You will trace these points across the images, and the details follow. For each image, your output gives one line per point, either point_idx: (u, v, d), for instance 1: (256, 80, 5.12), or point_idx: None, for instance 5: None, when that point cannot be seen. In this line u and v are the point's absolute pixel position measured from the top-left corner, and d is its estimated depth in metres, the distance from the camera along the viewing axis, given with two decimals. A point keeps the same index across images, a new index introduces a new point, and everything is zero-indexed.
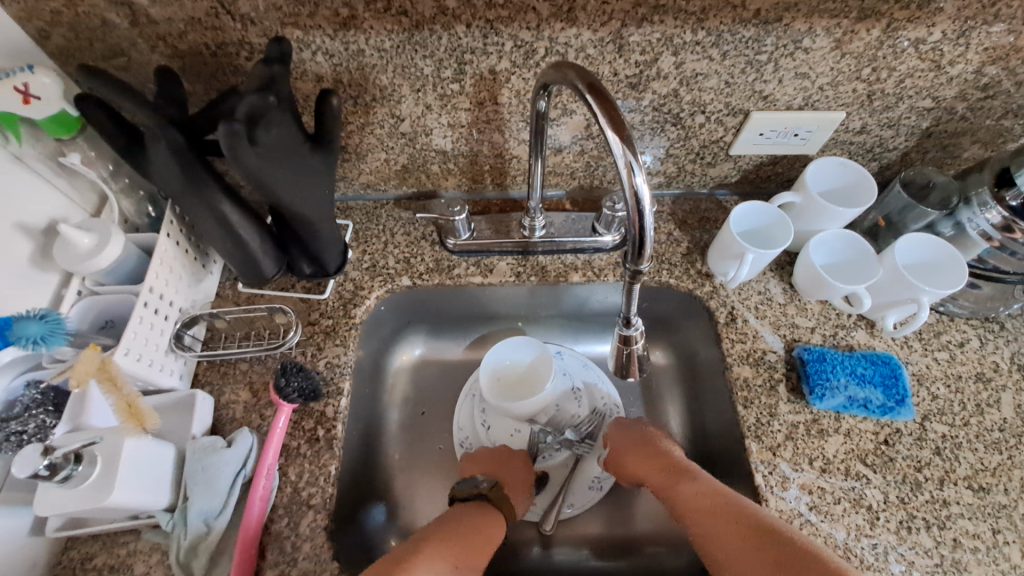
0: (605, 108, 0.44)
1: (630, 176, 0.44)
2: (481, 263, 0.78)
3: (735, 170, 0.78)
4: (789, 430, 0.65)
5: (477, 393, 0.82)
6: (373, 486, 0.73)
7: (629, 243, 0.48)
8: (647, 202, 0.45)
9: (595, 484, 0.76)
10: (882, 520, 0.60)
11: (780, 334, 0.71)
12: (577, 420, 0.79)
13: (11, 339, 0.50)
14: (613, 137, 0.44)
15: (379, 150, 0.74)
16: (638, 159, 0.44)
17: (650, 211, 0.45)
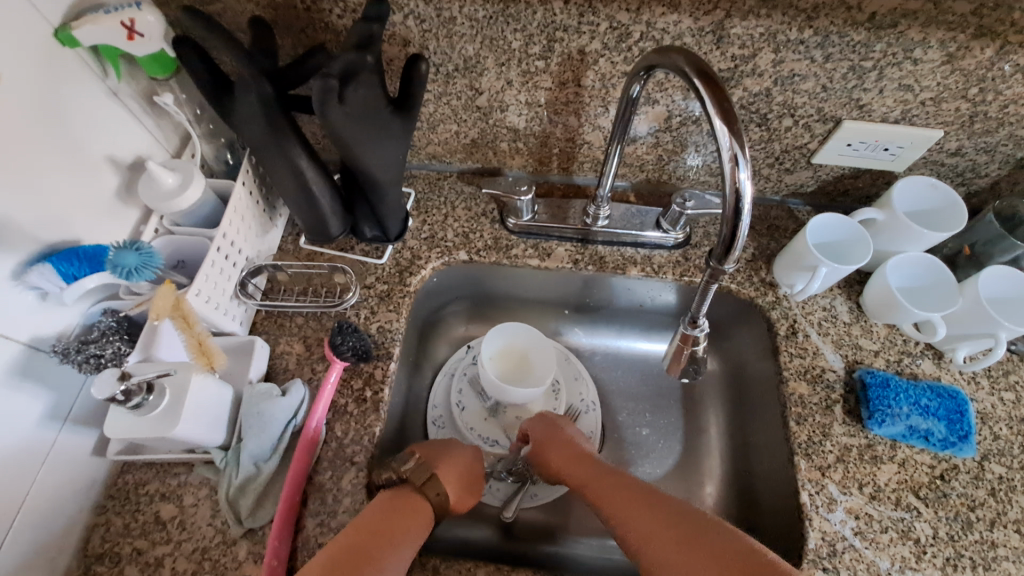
0: (715, 93, 0.44)
1: (734, 170, 0.43)
2: (539, 246, 0.78)
3: (813, 179, 0.76)
4: (841, 452, 0.63)
5: (457, 372, 0.81)
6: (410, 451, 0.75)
7: (717, 240, 0.46)
8: (748, 200, 0.44)
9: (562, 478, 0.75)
10: (929, 556, 0.58)
11: (841, 353, 0.68)
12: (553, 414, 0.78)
13: (108, 266, 0.52)
14: (721, 127, 0.43)
15: (451, 121, 0.74)
16: (744, 154, 0.43)
17: (748, 210, 0.44)
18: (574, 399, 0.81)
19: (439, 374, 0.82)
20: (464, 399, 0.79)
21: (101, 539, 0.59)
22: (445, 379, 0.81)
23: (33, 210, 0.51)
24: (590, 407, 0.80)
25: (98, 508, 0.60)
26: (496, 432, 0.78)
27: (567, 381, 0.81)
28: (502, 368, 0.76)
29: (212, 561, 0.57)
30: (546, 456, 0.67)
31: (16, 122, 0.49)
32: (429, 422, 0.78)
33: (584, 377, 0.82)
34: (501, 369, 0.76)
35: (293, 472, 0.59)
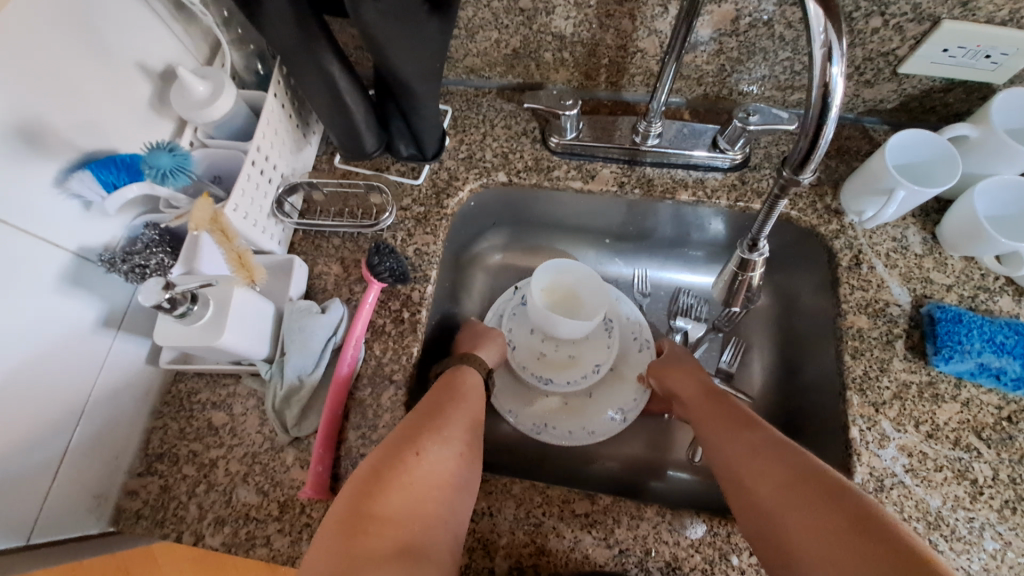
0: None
1: (825, 66, 0.38)
2: (583, 168, 0.73)
3: (896, 94, 0.67)
4: (898, 388, 0.59)
5: (505, 312, 0.78)
6: None
7: (793, 150, 0.42)
8: (838, 99, 0.38)
9: (619, 414, 0.72)
10: (985, 497, 0.55)
11: (908, 287, 0.63)
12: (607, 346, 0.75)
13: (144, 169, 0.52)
14: (816, 12, 0.37)
15: (492, 28, 0.68)
16: (840, 46, 0.38)
17: (836, 113, 0.39)
18: (627, 339, 0.77)
19: (488, 317, 0.78)
20: (513, 338, 0.76)
21: (159, 441, 0.62)
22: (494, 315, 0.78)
23: (69, 116, 0.50)
24: (644, 347, 0.76)
25: (155, 413, 0.63)
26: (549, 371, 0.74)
27: (619, 319, 0.78)
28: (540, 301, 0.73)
29: (262, 464, 0.60)
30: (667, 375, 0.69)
31: (44, 16, 0.46)
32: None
33: (637, 316, 0.78)
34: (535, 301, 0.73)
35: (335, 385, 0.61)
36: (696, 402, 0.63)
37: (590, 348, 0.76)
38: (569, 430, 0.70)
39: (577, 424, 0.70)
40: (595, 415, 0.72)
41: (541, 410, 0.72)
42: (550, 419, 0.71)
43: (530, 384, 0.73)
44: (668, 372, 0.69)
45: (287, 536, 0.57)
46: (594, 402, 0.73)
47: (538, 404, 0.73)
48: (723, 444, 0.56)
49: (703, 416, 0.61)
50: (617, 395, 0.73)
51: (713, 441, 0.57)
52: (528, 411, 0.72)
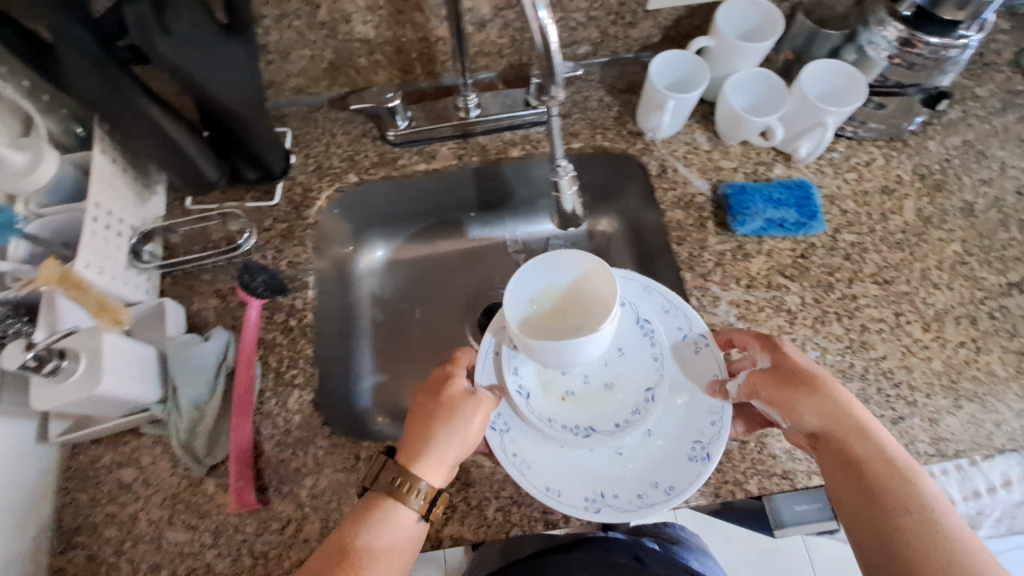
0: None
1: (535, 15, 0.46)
2: (423, 151, 0.80)
3: (656, 28, 0.81)
4: (718, 258, 0.72)
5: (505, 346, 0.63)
6: (355, 370, 0.82)
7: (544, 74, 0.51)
8: (553, 38, 0.47)
9: (698, 453, 0.58)
10: (800, 318, 0.68)
11: (707, 178, 0.76)
12: (654, 367, 0.62)
13: None
14: None
15: (301, 45, 0.74)
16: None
17: (557, 47, 0.48)
18: (679, 343, 0.64)
19: (478, 357, 0.63)
20: (526, 383, 0.61)
21: (71, 515, 0.61)
22: (488, 362, 0.63)
23: None
24: (702, 343, 0.63)
25: (60, 490, 0.62)
26: (584, 416, 0.61)
27: (656, 318, 0.65)
28: (559, 279, 0.60)
29: (186, 501, 0.61)
30: (808, 411, 0.55)
31: None
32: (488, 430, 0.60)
33: (676, 309, 0.65)
34: (554, 265, 0.59)
35: (243, 386, 0.64)
36: (868, 471, 0.52)
37: (630, 375, 0.63)
38: (638, 494, 0.57)
39: (644, 482, 0.58)
40: (671, 467, 0.58)
41: (591, 473, 0.58)
42: (606, 483, 0.58)
43: (571, 442, 0.59)
44: (802, 407, 0.55)
45: (227, 557, 0.58)
46: (658, 446, 0.59)
47: (586, 465, 0.59)
48: (897, 539, 0.49)
49: (881, 488, 0.51)
50: (692, 428, 0.60)
51: (881, 528, 0.50)
52: (579, 477, 0.58)
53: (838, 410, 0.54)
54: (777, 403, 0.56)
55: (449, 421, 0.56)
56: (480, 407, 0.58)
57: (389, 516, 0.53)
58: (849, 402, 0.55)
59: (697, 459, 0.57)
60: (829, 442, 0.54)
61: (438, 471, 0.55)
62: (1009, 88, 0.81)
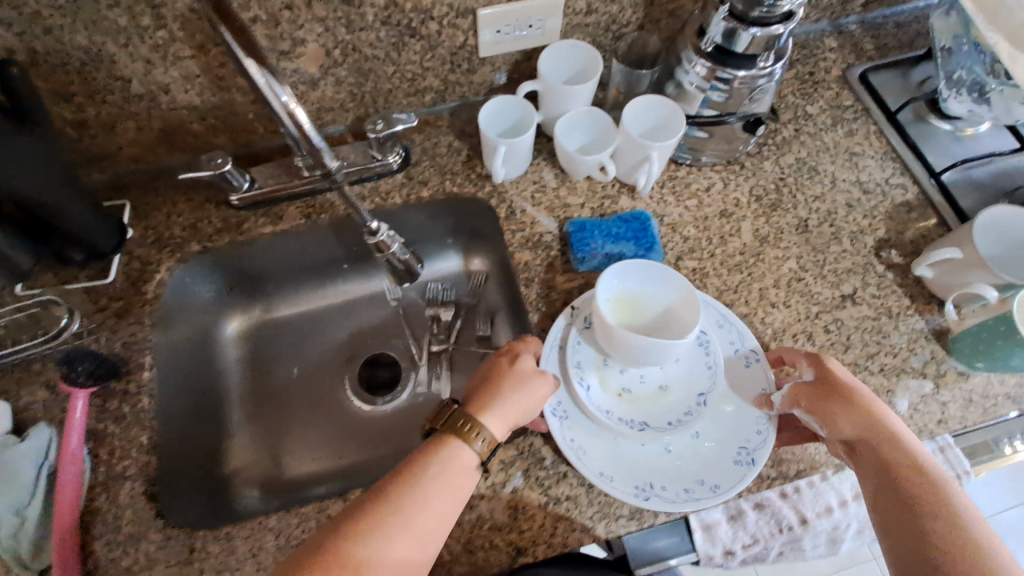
0: (234, 31, 0.48)
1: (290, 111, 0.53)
2: (270, 213, 0.79)
3: (497, 72, 0.81)
4: (565, 296, 0.72)
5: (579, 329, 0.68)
6: (221, 439, 0.79)
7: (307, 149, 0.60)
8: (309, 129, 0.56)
9: (743, 455, 0.62)
10: None
11: (554, 216, 0.77)
12: (710, 372, 0.66)
13: None
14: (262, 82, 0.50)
15: (124, 118, 0.72)
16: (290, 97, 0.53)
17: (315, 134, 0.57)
18: (730, 353, 0.68)
19: (544, 350, 0.67)
20: (589, 378, 0.66)
21: None
22: (553, 353, 0.67)
23: None
24: (752, 359, 0.67)
25: None
26: (641, 411, 0.65)
27: (712, 329, 0.68)
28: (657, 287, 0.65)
29: None
30: (840, 419, 0.58)
31: None
32: (547, 416, 0.63)
33: (729, 323, 0.69)
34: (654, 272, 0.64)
35: (70, 486, 0.61)
36: (901, 479, 0.54)
37: (682, 379, 0.67)
38: (684, 488, 0.61)
39: (690, 478, 0.61)
40: (696, 465, 0.62)
41: (649, 466, 0.62)
42: (657, 477, 0.61)
43: (625, 436, 0.63)
44: (842, 416, 0.58)
45: None
46: (707, 447, 0.63)
47: (635, 457, 0.63)
48: (927, 539, 0.50)
49: (919, 484, 0.53)
50: (734, 424, 0.64)
51: (915, 526, 0.51)
52: (624, 469, 0.62)
53: (860, 419, 0.58)
54: (817, 412, 0.60)
55: (515, 387, 0.59)
56: (545, 385, 0.61)
57: (456, 457, 0.54)
58: (880, 410, 0.59)
59: (740, 456, 0.62)
60: (864, 451, 0.57)
61: (501, 427, 0.58)
62: (838, 103, 0.84)
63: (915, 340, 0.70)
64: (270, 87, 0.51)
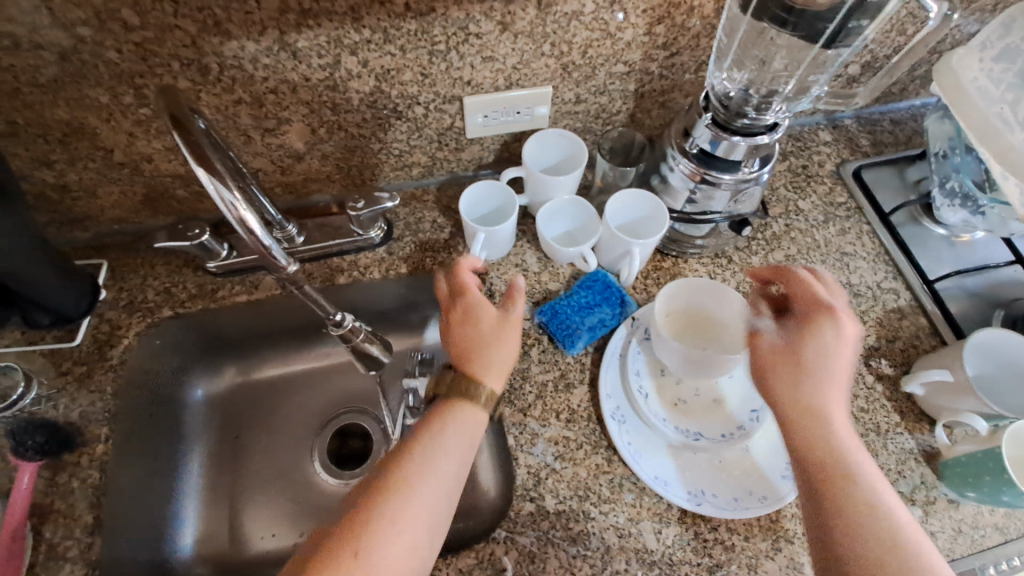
0: (188, 142, 0.42)
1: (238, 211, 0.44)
2: (246, 281, 0.78)
3: (485, 151, 0.81)
4: (539, 389, 0.69)
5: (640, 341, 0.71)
6: (177, 515, 0.75)
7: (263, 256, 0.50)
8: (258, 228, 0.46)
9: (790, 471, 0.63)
10: (618, 455, 0.65)
11: (532, 301, 0.75)
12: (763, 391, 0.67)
13: None
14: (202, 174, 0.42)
15: (106, 183, 0.72)
16: (234, 192, 0.44)
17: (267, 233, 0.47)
18: None
19: (606, 355, 0.70)
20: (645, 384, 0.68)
21: None
22: (615, 360, 0.70)
23: None
24: None
25: None
26: (697, 419, 0.67)
27: None
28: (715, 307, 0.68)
29: None
30: (792, 371, 0.55)
31: None
32: (608, 418, 0.66)
33: None
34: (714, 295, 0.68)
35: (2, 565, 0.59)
36: (816, 458, 0.51)
37: (737, 391, 0.68)
38: (733, 497, 0.62)
39: (740, 488, 0.63)
40: (744, 477, 0.63)
41: (698, 470, 0.64)
42: (709, 483, 0.63)
43: (679, 442, 0.65)
44: (788, 376, 0.55)
45: None
46: (757, 460, 0.64)
47: (686, 463, 0.64)
48: (841, 514, 0.48)
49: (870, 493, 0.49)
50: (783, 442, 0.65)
51: (839, 519, 0.48)
52: (677, 473, 0.64)
53: (802, 383, 0.54)
54: (764, 367, 0.57)
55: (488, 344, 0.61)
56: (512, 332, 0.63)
57: (460, 418, 0.57)
58: (824, 376, 0.54)
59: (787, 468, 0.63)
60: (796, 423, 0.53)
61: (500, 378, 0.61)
62: (830, 200, 0.83)
63: (903, 461, 0.66)
64: (222, 196, 0.43)
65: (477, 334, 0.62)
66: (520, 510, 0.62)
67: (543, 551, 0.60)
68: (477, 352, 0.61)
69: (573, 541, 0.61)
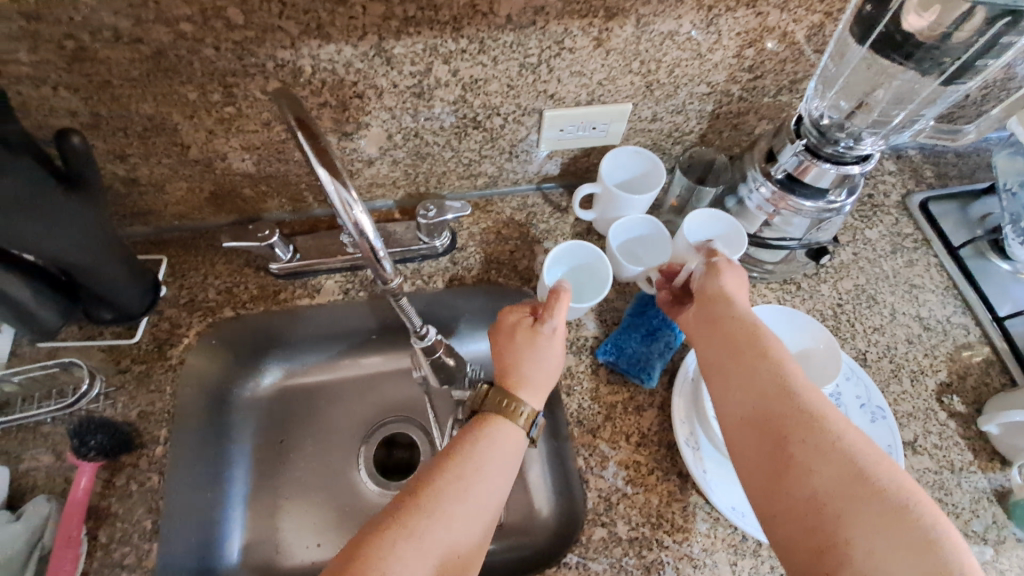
0: (317, 149, 0.42)
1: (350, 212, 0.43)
2: (308, 284, 0.77)
3: (553, 164, 0.80)
4: (608, 410, 0.68)
5: None
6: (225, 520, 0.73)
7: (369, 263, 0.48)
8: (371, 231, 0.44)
9: None
10: (691, 482, 0.63)
11: (599, 319, 0.74)
12: None
13: None
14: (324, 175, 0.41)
15: (176, 179, 0.70)
16: (353, 193, 0.42)
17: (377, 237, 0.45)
18: (854, 407, 0.67)
19: (677, 379, 0.68)
20: None
21: None
22: (687, 385, 0.68)
23: None
24: (878, 415, 0.66)
25: None
26: None
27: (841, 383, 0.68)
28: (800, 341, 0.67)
29: None
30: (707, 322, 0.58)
31: None
32: (682, 444, 0.64)
33: (856, 375, 0.69)
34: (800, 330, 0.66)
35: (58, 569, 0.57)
36: (722, 382, 0.54)
37: None
38: None
39: None
40: None
41: None
42: None
43: None
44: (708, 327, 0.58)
45: None
46: None
47: None
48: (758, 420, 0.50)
49: (822, 427, 0.47)
50: None
51: (763, 423, 0.49)
52: None
53: (712, 323, 0.58)
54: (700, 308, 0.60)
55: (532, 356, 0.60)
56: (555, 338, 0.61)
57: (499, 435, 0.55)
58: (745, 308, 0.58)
59: None
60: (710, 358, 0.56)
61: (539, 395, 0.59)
62: (897, 231, 0.82)
63: (977, 501, 0.65)
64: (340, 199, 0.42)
65: (518, 348, 0.61)
66: (592, 536, 0.61)
67: None
68: (513, 366, 0.60)
69: (647, 570, 0.59)
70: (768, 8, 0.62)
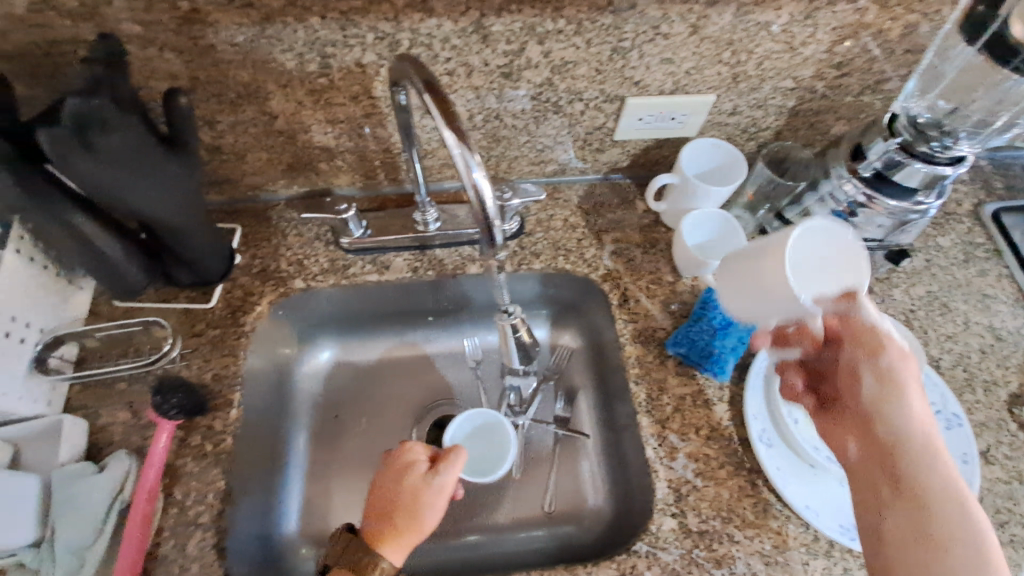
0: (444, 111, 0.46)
1: (468, 171, 0.44)
2: (377, 261, 0.77)
3: (624, 155, 0.80)
4: (677, 402, 0.67)
5: None
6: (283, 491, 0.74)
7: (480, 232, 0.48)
8: (489, 195, 0.45)
9: None
10: (762, 479, 0.63)
11: (667, 311, 0.73)
12: None
13: None
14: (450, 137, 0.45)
15: (258, 149, 0.71)
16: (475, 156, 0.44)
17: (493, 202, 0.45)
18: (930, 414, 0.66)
19: (750, 375, 0.67)
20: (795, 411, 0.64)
21: None
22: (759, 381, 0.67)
23: None
24: (954, 423, 0.65)
25: None
26: None
27: None
28: None
29: None
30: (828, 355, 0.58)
31: None
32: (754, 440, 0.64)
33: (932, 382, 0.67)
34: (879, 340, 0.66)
35: (137, 520, 0.57)
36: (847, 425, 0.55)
37: None
38: None
39: None
40: None
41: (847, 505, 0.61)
42: None
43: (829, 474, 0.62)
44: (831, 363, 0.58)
45: None
46: None
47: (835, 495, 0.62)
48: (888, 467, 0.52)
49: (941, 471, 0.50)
50: None
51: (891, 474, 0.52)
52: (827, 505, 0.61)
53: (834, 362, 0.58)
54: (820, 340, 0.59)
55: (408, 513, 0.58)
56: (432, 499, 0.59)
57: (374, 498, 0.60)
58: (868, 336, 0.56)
59: None
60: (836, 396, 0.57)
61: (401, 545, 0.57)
62: (970, 240, 0.81)
63: None
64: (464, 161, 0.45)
65: (398, 494, 0.59)
66: (661, 525, 0.60)
67: (687, 570, 0.58)
68: (390, 511, 0.58)
69: (718, 563, 0.58)
70: (868, 3, 0.61)
